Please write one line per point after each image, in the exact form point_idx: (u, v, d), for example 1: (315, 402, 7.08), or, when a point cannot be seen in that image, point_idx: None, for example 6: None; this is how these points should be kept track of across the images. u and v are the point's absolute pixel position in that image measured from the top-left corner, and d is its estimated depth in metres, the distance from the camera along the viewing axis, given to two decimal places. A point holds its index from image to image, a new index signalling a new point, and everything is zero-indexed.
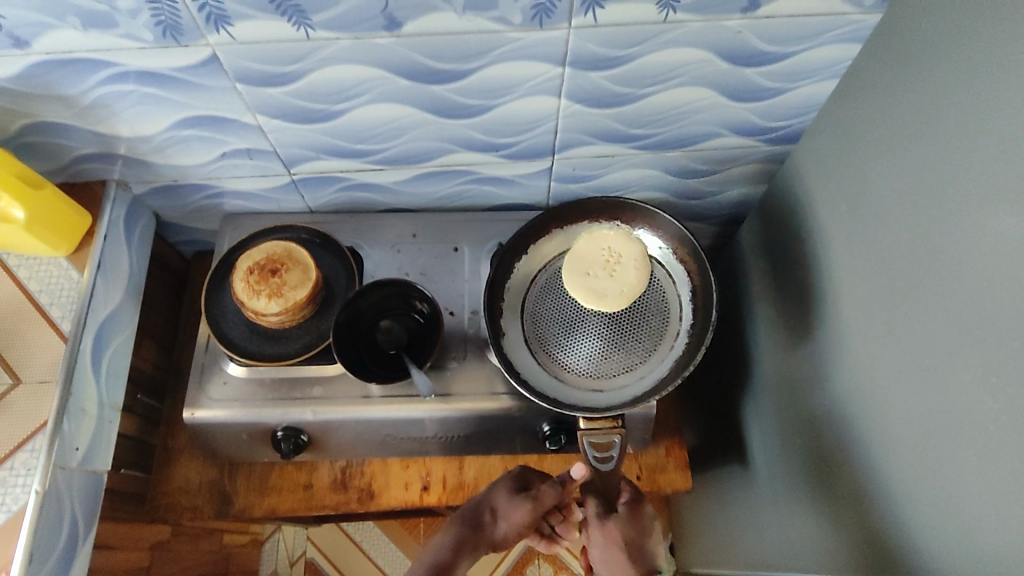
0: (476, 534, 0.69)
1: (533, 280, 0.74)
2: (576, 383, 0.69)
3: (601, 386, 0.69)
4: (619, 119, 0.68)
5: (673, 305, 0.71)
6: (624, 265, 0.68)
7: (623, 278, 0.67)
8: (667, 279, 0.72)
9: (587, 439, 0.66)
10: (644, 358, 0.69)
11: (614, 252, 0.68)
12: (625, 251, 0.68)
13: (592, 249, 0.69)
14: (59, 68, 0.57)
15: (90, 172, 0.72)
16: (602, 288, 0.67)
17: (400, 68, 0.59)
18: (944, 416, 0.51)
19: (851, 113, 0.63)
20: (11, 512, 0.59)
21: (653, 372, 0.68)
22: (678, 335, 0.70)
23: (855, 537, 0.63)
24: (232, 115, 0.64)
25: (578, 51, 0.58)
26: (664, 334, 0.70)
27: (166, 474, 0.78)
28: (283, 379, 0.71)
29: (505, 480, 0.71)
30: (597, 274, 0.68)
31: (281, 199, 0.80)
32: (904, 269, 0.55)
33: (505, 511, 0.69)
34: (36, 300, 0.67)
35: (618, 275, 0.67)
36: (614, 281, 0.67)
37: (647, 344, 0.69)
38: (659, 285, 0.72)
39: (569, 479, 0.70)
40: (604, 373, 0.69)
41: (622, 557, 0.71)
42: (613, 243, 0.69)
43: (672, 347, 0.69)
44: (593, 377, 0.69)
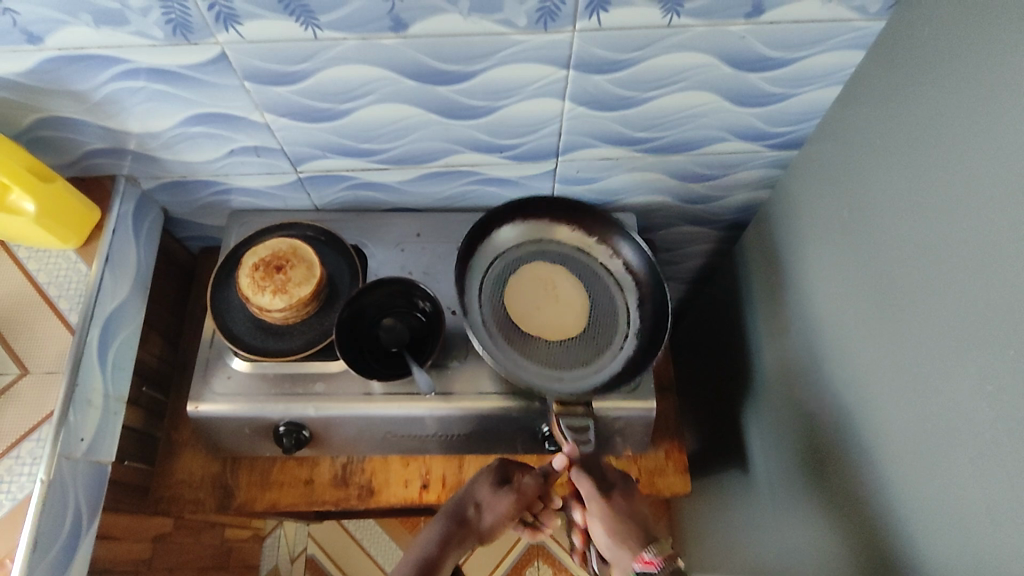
0: (463, 529, 0.69)
1: (490, 269, 0.73)
2: (537, 371, 0.69)
3: (560, 375, 0.69)
4: (623, 122, 0.69)
5: (620, 309, 0.73)
6: (561, 285, 0.73)
7: (568, 297, 0.72)
8: (616, 287, 0.74)
9: (563, 421, 0.67)
10: (597, 354, 0.70)
11: (546, 278, 0.73)
12: (554, 275, 0.73)
13: (526, 286, 0.73)
14: (71, 64, 0.58)
15: (100, 167, 0.73)
16: (562, 316, 0.72)
17: (406, 69, 0.59)
18: (942, 423, 0.51)
19: (854, 120, 0.63)
20: (16, 500, 0.60)
21: (606, 366, 0.70)
22: (627, 336, 0.71)
23: (854, 542, 0.63)
24: (241, 113, 0.65)
25: (583, 54, 0.59)
26: (615, 333, 0.71)
27: (169, 467, 0.79)
28: (286, 375, 0.72)
29: (486, 474, 0.72)
30: (547, 307, 0.72)
31: (288, 197, 0.81)
32: (904, 276, 0.55)
33: (488, 504, 0.70)
34: (45, 292, 0.68)
35: (562, 295, 0.72)
36: (563, 304, 0.72)
37: (598, 342, 0.71)
38: (607, 291, 0.73)
39: (552, 471, 0.72)
40: (560, 365, 0.69)
41: (626, 528, 0.66)
42: (541, 271, 0.74)
43: (624, 345, 0.71)
44: (550, 367, 0.69)
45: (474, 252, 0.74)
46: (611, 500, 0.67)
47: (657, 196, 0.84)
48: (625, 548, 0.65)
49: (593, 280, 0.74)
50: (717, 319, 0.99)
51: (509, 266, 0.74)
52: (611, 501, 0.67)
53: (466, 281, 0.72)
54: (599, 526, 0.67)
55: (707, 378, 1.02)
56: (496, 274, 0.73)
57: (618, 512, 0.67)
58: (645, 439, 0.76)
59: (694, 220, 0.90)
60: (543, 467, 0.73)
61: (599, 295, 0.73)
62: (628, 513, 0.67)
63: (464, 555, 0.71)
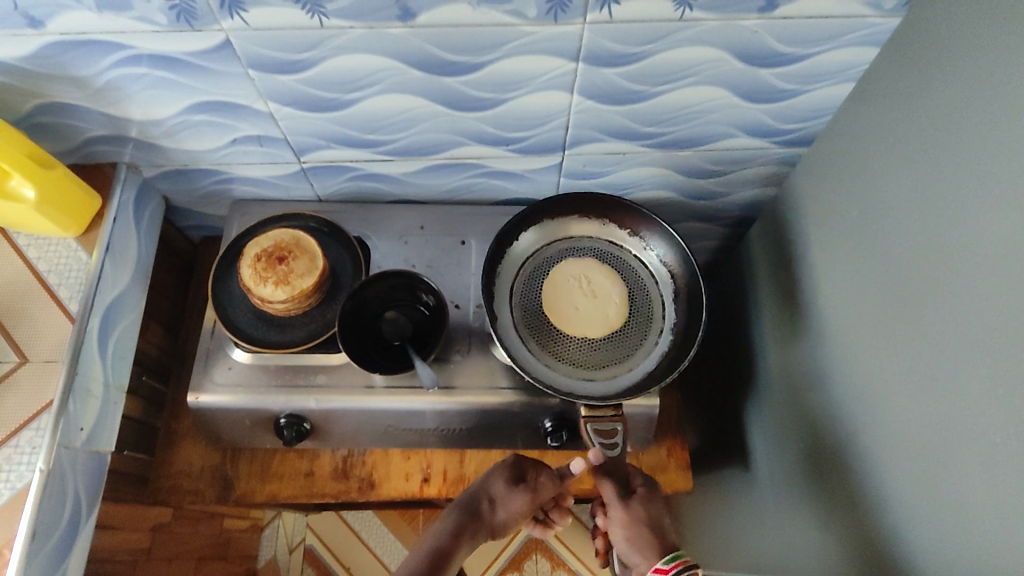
0: (476, 522, 0.69)
1: (520, 270, 0.73)
2: (567, 371, 0.69)
3: (590, 376, 0.69)
4: (631, 116, 0.68)
5: (657, 305, 0.72)
6: (596, 280, 0.72)
7: (606, 292, 0.72)
8: (653, 284, 0.73)
9: (591, 426, 0.67)
10: (630, 352, 0.70)
11: (581, 276, 0.72)
12: (588, 272, 0.73)
13: (562, 284, 0.72)
14: (73, 49, 0.57)
15: (100, 154, 0.73)
16: (603, 311, 0.71)
17: (412, 59, 0.59)
18: (949, 427, 0.50)
19: (865, 118, 0.62)
20: (14, 489, 0.60)
21: (642, 366, 0.69)
22: (662, 333, 0.71)
23: (856, 543, 0.63)
24: (245, 101, 0.64)
25: (593, 46, 0.58)
26: (650, 331, 0.71)
27: (169, 457, 0.79)
28: (287, 367, 0.71)
29: (501, 469, 0.72)
30: (586, 304, 0.71)
31: (290, 186, 0.80)
32: (915, 277, 0.54)
33: (502, 499, 0.70)
34: (45, 280, 0.68)
35: (598, 290, 0.72)
36: (600, 299, 0.72)
37: (633, 341, 0.70)
38: (643, 286, 0.73)
39: (568, 474, 0.72)
40: (593, 363, 0.70)
41: (644, 534, 0.65)
42: (574, 270, 0.73)
43: (657, 344, 0.70)
44: (583, 366, 0.69)
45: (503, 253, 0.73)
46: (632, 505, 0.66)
47: (663, 192, 0.83)
48: (643, 557, 0.63)
49: (628, 276, 0.73)
50: (721, 316, 0.98)
51: (541, 266, 0.73)
52: (631, 505, 0.66)
53: (496, 280, 0.72)
54: (619, 534, 0.66)
55: (710, 375, 1.02)
56: (527, 276, 0.73)
57: (637, 516, 0.66)
58: (648, 436, 0.76)
59: (700, 216, 0.89)
60: (559, 468, 0.73)
61: (636, 291, 0.73)
62: (645, 518, 0.66)
63: (475, 548, 0.70)
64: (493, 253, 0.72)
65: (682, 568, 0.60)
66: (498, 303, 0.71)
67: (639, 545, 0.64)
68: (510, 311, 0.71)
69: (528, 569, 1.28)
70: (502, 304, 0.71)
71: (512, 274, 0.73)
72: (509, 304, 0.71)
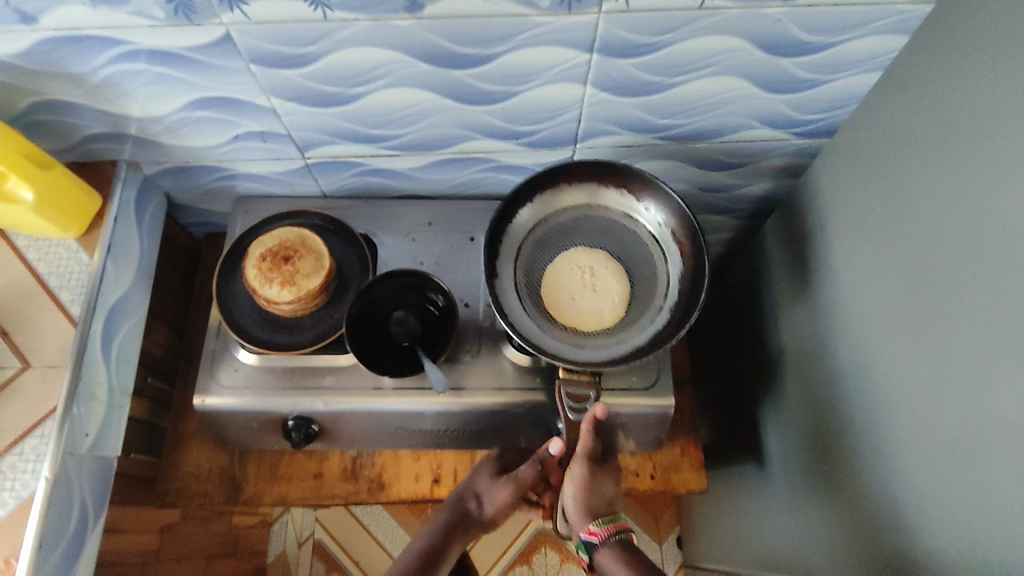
0: (466, 520, 0.70)
1: (527, 236, 0.71)
2: (560, 337, 0.66)
3: (581, 345, 0.66)
4: (645, 107, 0.66)
5: (661, 280, 0.69)
6: (601, 274, 0.69)
7: (607, 287, 0.69)
8: (660, 257, 0.70)
9: (564, 388, 0.64)
10: (626, 326, 0.67)
11: (586, 265, 0.69)
12: (595, 262, 0.69)
13: (564, 274, 0.69)
14: (68, 45, 0.55)
15: (99, 152, 0.71)
16: (599, 307, 0.68)
17: (419, 52, 0.56)
18: (972, 431, 0.48)
19: (890, 109, 0.60)
20: (20, 498, 0.59)
21: (636, 339, 0.66)
22: (662, 310, 0.67)
23: (872, 545, 0.62)
24: (246, 97, 0.62)
25: (608, 37, 0.56)
26: (648, 310, 0.68)
27: (176, 459, 0.78)
28: (294, 368, 0.70)
29: (486, 466, 0.74)
30: (584, 296, 0.68)
31: (295, 183, 0.78)
32: (940, 273, 0.52)
33: (488, 495, 0.71)
34: (46, 283, 0.66)
35: (601, 288, 0.68)
36: (599, 295, 0.68)
37: (632, 314, 0.67)
38: (650, 260, 0.70)
39: (546, 458, 0.70)
40: (586, 336, 0.66)
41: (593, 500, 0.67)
42: (580, 257, 0.70)
43: (654, 321, 0.67)
44: (575, 335, 0.67)
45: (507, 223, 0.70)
46: (596, 472, 0.67)
47: (677, 184, 0.81)
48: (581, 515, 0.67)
49: (636, 250, 0.70)
50: (736, 310, 0.96)
51: (546, 235, 0.71)
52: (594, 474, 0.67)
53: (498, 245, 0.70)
54: (569, 487, 0.67)
55: (724, 369, 1.00)
56: (531, 245, 0.70)
57: (593, 488, 0.67)
58: (662, 435, 0.74)
59: (715, 209, 0.87)
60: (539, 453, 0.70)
61: (641, 268, 0.70)
62: (600, 491, 0.67)
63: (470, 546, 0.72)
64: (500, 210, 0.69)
65: (614, 530, 0.65)
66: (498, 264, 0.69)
67: (585, 504, 0.67)
68: (510, 270, 0.69)
69: (537, 561, 1.28)
70: (501, 263, 0.69)
71: (517, 240, 0.70)
72: (510, 265, 0.69)
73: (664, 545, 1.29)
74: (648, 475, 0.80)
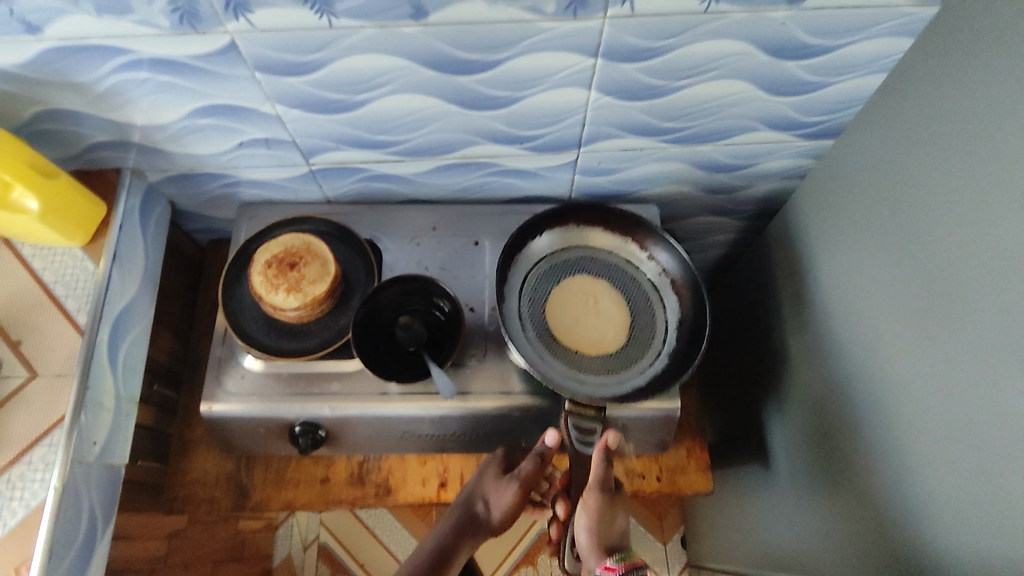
0: (474, 525, 0.70)
1: (534, 269, 0.72)
2: (562, 370, 0.68)
3: (581, 379, 0.68)
4: (649, 111, 0.66)
5: (659, 327, 0.71)
6: (604, 301, 0.72)
7: (610, 314, 0.71)
8: (658, 303, 0.72)
9: (570, 419, 0.66)
10: (625, 367, 0.69)
11: (590, 294, 0.72)
12: (599, 288, 0.72)
13: (569, 298, 0.71)
14: (73, 55, 0.55)
15: (103, 160, 0.71)
16: (602, 332, 0.70)
17: (424, 58, 0.56)
18: (986, 433, 0.49)
19: (895, 111, 0.60)
20: (29, 507, 0.59)
21: (634, 380, 0.68)
22: (660, 354, 0.70)
23: (883, 545, 0.62)
24: (251, 105, 0.62)
25: (613, 42, 0.56)
26: (646, 354, 0.70)
27: (182, 465, 0.78)
28: (300, 374, 0.70)
29: (491, 466, 0.72)
30: (588, 321, 0.71)
31: (298, 189, 0.78)
32: (952, 274, 0.52)
33: (494, 497, 0.71)
34: (51, 292, 0.66)
35: (604, 313, 0.71)
36: (603, 321, 0.71)
37: (631, 355, 0.69)
38: (648, 308, 0.72)
39: (547, 452, 0.69)
40: (586, 368, 0.68)
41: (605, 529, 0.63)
42: (584, 286, 0.72)
43: (652, 365, 0.69)
44: (576, 368, 0.68)
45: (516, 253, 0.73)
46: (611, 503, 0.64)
47: (681, 186, 0.81)
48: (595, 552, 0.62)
49: (635, 296, 0.72)
50: (740, 311, 0.96)
51: (553, 268, 0.73)
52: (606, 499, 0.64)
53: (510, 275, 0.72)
54: (581, 519, 0.64)
55: (729, 370, 1.00)
56: (538, 278, 0.72)
57: (605, 517, 0.63)
58: (668, 438, 0.74)
59: (718, 210, 0.87)
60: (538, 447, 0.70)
61: (641, 313, 0.71)
62: (612, 519, 0.64)
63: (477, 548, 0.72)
64: (514, 239, 0.72)
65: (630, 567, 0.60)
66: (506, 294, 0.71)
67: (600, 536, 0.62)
68: (518, 300, 0.71)
69: (542, 563, 1.28)
70: (509, 294, 0.71)
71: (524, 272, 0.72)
72: (516, 296, 0.71)
73: (669, 545, 1.29)
74: (653, 477, 0.80)
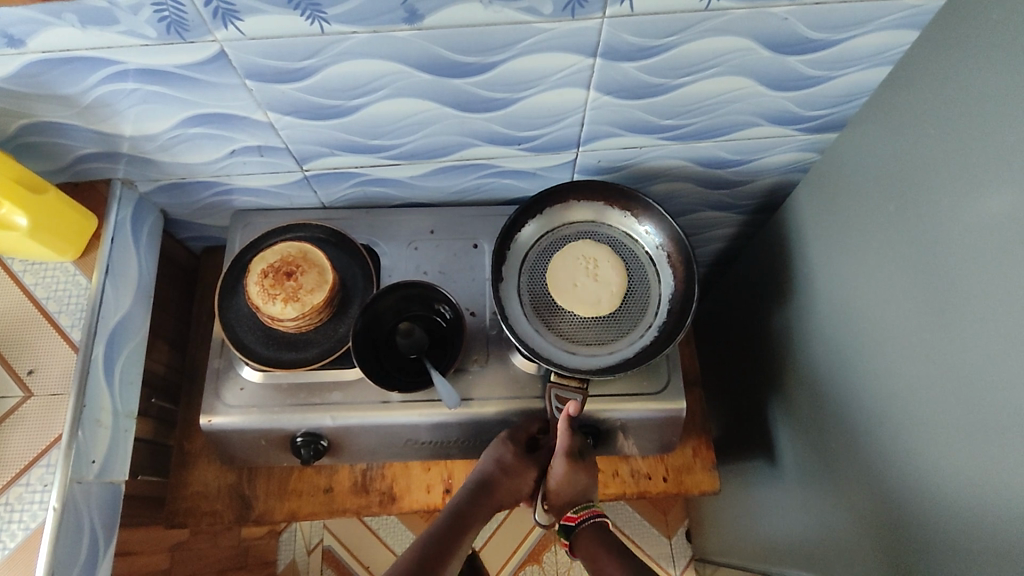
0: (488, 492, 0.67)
1: (534, 244, 0.72)
2: (554, 341, 0.67)
3: (573, 349, 0.67)
4: (649, 110, 0.65)
5: (653, 300, 0.69)
6: (603, 265, 0.70)
7: (607, 279, 0.69)
8: (655, 278, 0.70)
9: (553, 391, 0.65)
10: (617, 337, 0.68)
11: (591, 257, 0.70)
12: (598, 253, 0.70)
13: (569, 260, 0.70)
14: (57, 67, 0.54)
15: (92, 172, 0.69)
16: (598, 296, 0.69)
17: (419, 62, 0.55)
18: (995, 434, 0.48)
19: (899, 103, 0.59)
20: (29, 529, 0.58)
21: (625, 352, 0.67)
22: (652, 326, 0.68)
23: (893, 544, 0.61)
24: (243, 112, 0.61)
25: (612, 41, 0.55)
26: (639, 323, 0.68)
27: (184, 478, 0.77)
28: (300, 385, 0.69)
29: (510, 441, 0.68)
30: (585, 284, 0.69)
31: (293, 195, 0.76)
32: (960, 271, 0.51)
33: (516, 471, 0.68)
34: (44, 308, 0.65)
35: (602, 277, 0.69)
36: (600, 284, 0.69)
37: (624, 326, 0.68)
38: (645, 282, 0.70)
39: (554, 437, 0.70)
40: (578, 340, 0.67)
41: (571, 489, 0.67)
42: (584, 248, 0.71)
43: (643, 335, 0.68)
44: (569, 340, 0.67)
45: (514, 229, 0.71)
46: (575, 468, 0.66)
47: (681, 183, 0.80)
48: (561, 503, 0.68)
49: (633, 267, 0.71)
50: (741, 306, 0.96)
51: (552, 244, 0.72)
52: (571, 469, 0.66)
53: (507, 250, 0.71)
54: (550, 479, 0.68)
55: (732, 365, 0.99)
56: (536, 252, 0.71)
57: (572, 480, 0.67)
58: (673, 438, 0.74)
59: (718, 205, 0.86)
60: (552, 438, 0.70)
61: (637, 285, 0.70)
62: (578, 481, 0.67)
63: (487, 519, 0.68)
64: (513, 216, 0.71)
65: (591, 515, 0.67)
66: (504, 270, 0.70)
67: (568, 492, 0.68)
68: (517, 278, 0.70)
69: (547, 561, 1.28)
70: (506, 270, 0.70)
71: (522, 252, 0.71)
72: (514, 272, 0.70)
73: (673, 539, 1.30)
74: (660, 477, 0.79)
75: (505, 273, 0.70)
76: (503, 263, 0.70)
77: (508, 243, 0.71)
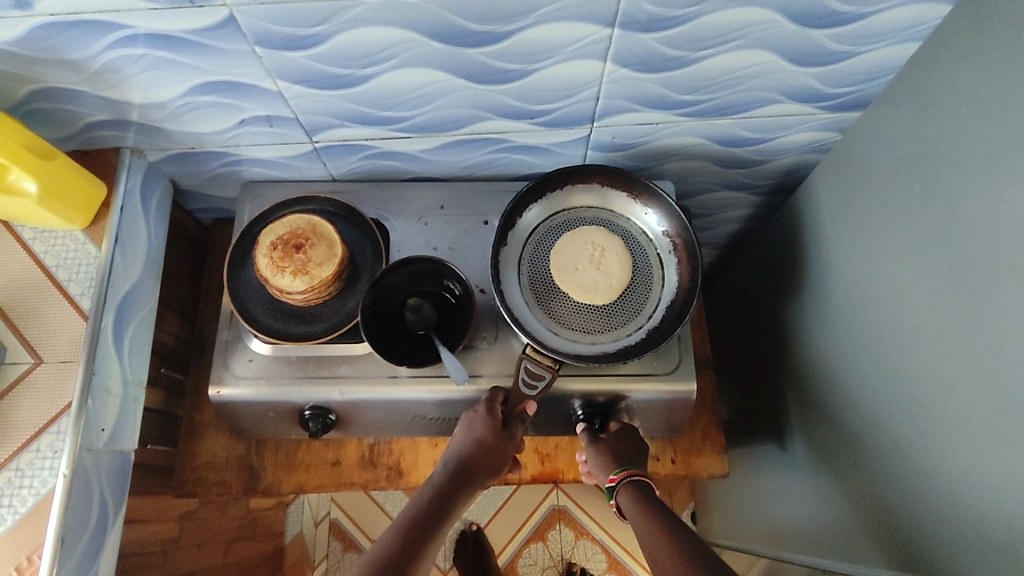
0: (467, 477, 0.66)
1: (545, 220, 0.71)
2: (542, 319, 0.66)
3: (557, 330, 0.66)
4: (668, 84, 0.63)
5: (649, 304, 0.68)
6: (609, 257, 0.68)
7: (611, 270, 0.68)
8: (658, 279, 0.69)
9: (524, 362, 0.64)
10: (605, 329, 0.67)
11: (600, 245, 0.69)
12: (608, 243, 0.69)
13: (579, 241, 0.69)
14: (65, 31, 0.53)
15: (101, 140, 0.69)
16: (597, 285, 0.67)
17: (432, 30, 0.54)
18: (1013, 423, 0.47)
19: (926, 81, 0.57)
20: (40, 494, 0.58)
21: (608, 346, 0.66)
22: (642, 329, 0.67)
23: (900, 533, 0.61)
24: (253, 81, 0.60)
25: (631, 11, 0.53)
26: (629, 322, 0.67)
27: (192, 448, 0.77)
28: (309, 358, 0.69)
29: (483, 420, 0.65)
30: (587, 270, 0.68)
31: (303, 167, 0.75)
32: (982, 257, 0.50)
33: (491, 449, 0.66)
34: (54, 276, 0.65)
35: (606, 268, 0.68)
36: (602, 274, 0.68)
37: (616, 321, 0.67)
38: (647, 282, 0.69)
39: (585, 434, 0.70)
40: (565, 323, 0.67)
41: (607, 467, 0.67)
42: (593, 234, 0.70)
43: (630, 335, 0.67)
44: (557, 321, 0.67)
45: (527, 201, 0.70)
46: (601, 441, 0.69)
47: (697, 162, 0.78)
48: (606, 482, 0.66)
49: (640, 261, 0.70)
50: (754, 289, 0.94)
51: (562, 223, 0.71)
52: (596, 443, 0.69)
53: (516, 225, 0.70)
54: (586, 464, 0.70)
55: (744, 349, 0.98)
56: (546, 229, 0.70)
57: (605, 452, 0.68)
58: (681, 420, 0.73)
59: (734, 185, 0.84)
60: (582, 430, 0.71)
61: (638, 285, 0.69)
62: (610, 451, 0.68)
63: (469, 499, 0.66)
64: (530, 188, 0.70)
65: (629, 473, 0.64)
66: (508, 244, 0.69)
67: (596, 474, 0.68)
68: (522, 257, 0.69)
69: (552, 539, 1.29)
70: (510, 247, 0.69)
71: (529, 228, 0.70)
72: (519, 249, 0.70)
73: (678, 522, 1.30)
74: (667, 459, 0.79)
75: (510, 245, 0.69)
76: (505, 239, 0.69)
77: (518, 216, 0.70)
